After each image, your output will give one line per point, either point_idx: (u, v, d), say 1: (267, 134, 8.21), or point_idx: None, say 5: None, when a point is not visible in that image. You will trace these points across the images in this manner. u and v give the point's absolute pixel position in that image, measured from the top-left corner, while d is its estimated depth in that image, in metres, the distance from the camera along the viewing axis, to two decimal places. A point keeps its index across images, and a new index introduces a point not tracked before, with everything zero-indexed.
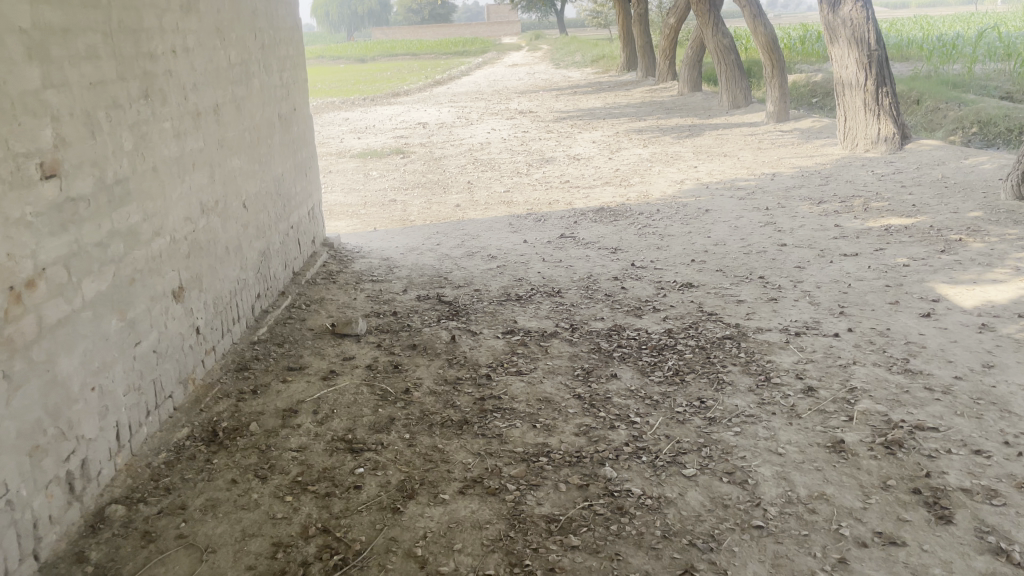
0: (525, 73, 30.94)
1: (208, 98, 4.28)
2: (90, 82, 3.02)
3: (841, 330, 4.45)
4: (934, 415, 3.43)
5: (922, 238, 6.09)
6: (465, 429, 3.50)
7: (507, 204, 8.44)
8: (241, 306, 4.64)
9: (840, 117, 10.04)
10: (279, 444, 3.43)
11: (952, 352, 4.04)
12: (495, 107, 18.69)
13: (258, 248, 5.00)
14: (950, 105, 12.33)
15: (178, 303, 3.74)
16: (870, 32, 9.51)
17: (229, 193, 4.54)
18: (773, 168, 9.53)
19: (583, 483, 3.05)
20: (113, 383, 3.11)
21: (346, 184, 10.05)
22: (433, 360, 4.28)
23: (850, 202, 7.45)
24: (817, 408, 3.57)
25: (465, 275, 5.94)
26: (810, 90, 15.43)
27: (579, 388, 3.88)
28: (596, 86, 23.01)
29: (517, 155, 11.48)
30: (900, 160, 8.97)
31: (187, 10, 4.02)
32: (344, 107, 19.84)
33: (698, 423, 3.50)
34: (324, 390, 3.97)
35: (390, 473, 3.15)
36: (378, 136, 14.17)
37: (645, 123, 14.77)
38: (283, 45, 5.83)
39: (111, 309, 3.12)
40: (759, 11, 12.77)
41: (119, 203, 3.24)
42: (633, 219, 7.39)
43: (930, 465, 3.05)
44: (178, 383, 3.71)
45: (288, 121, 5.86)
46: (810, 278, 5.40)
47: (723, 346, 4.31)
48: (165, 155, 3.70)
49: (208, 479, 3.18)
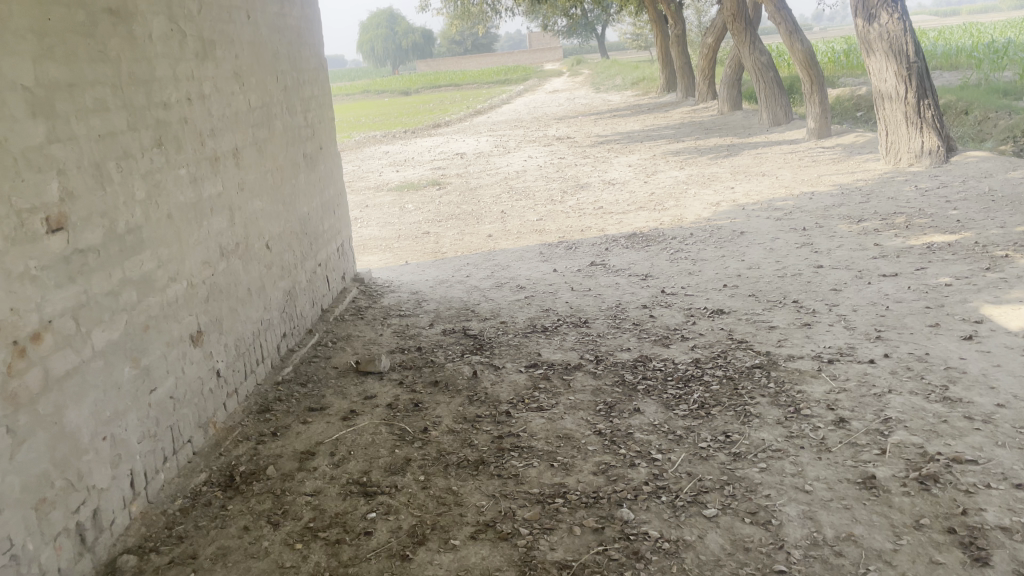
0: (565, 98, 31.02)
1: (227, 142, 4.33)
2: (98, 134, 3.06)
3: (877, 356, 4.27)
4: (973, 446, 3.25)
5: (966, 255, 5.85)
6: (481, 469, 3.43)
7: (540, 233, 8.41)
8: (266, 347, 4.65)
9: (882, 131, 9.79)
10: (294, 488, 3.41)
11: (995, 378, 3.84)
12: (534, 134, 18.73)
13: (283, 287, 5.02)
14: (1001, 114, 11.94)
15: (196, 347, 3.76)
16: (908, 44, 9.27)
17: (251, 235, 4.57)
18: (813, 186, 9.32)
19: (598, 526, 2.95)
20: (127, 432, 3.12)
21: (382, 217, 10.14)
22: (453, 397, 4.22)
23: (891, 220, 7.21)
24: (849, 441, 3.41)
25: (492, 307, 5.90)
26: (853, 104, 15.13)
27: (601, 424, 3.78)
28: (635, 109, 22.94)
29: (553, 182, 11.45)
30: (946, 173, 8.69)
31: (203, 58, 4.08)
32: (385, 141, 20.10)
33: (722, 459, 3.37)
34: (343, 431, 3.93)
35: (402, 518, 3.10)
36: (416, 168, 14.28)
37: (683, 144, 14.64)
38: (306, 86, 5.90)
39: (124, 357, 3.14)
40: (796, 27, 12.57)
41: (131, 252, 3.26)
42: (666, 244, 7.28)
43: (968, 502, 2.87)
44: (197, 428, 3.72)
45: (313, 160, 5.92)
46: (846, 301, 5.22)
47: (751, 376, 4.17)
48: (181, 202, 3.73)
49: (221, 527, 3.16)
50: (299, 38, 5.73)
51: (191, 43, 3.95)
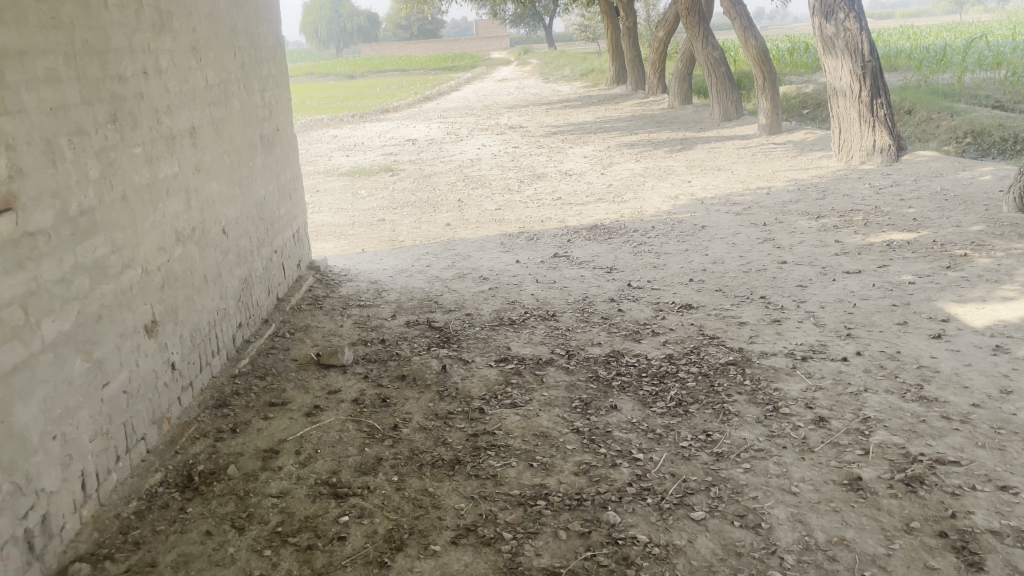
0: (514, 87, 30.85)
1: (183, 120, 4.08)
2: (50, 107, 2.82)
3: (850, 354, 4.26)
4: (954, 446, 3.24)
5: (925, 254, 5.91)
6: (457, 469, 3.29)
7: (498, 222, 8.27)
8: (221, 337, 4.41)
9: (836, 129, 9.89)
10: (259, 490, 3.21)
11: (967, 377, 3.86)
12: (485, 123, 18.53)
13: (238, 275, 4.77)
14: (943, 115, 12.23)
15: (150, 338, 3.52)
16: (864, 42, 9.37)
17: (207, 219, 4.32)
18: (769, 181, 9.38)
19: (584, 530, 2.84)
20: (78, 430, 2.89)
21: (334, 203, 9.86)
22: (423, 393, 4.06)
23: (849, 217, 7.27)
24: (830, 441, 3.37)
25: (456, 298, 5.75)
26: (801, 102, 15.36)
27: (578, 421, 3.68)
28: (586, 100, 22.92)
29: (509, 172, 11.32)
30: (897, 172, 8.83)
31: (160, 30, 3.82)
32: (333, 124, 19.70)
33: (705, 459, 3.30)
34: (308, 427, 3.75)
35: (377, 522, 2.94)
36: (367, 153, 13.98)
37: (637, 136, 14.65)
38: (264, 65, 5.63)
39: (75, 350, 2.90)
40: (750, 23, 12.63)
41: (84, 236, 3.02)
42: (628, 237, 7.22)
43: (956, 505, 2.86)
44: (151, 424, 3.49)
45: (270, 142, 5.66)
46: (813, 297, 5.22)
47: (727, 373, 4.11)
48: (136, 183, 3.49)
49: (182, 531, 2.95)
50: (257, 14, 5.46)
51: (147, 13, 3.69)
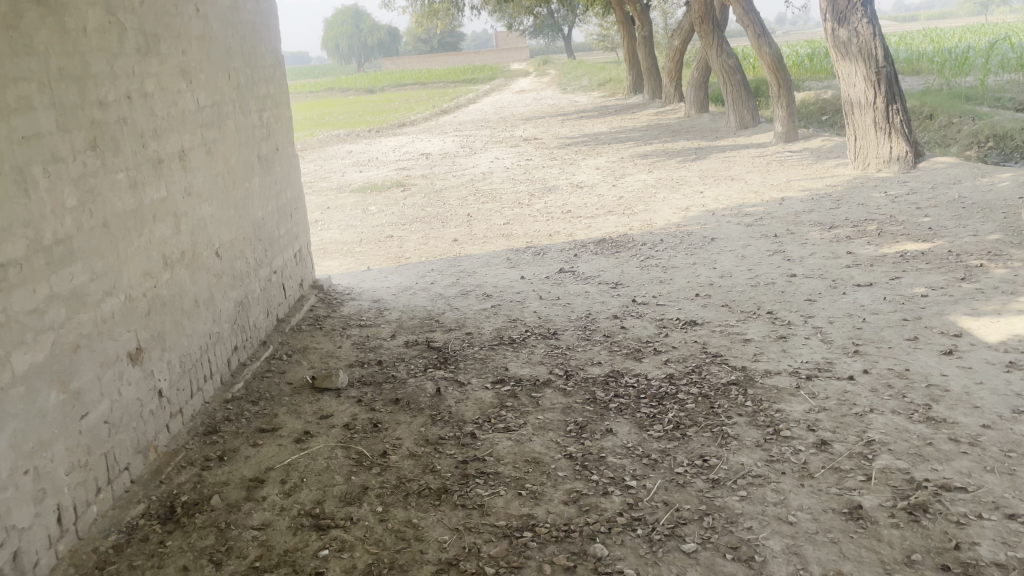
0: (531, 99, 30.82)
1: (172, 144, 4.04)
2: (22, 136, 2.78)
3: (856, 372, 4.12)
4: (962, 471, 3.10)
5: (940, 265, 5.74)
6: (444, 499, 3.20)
7: (506, 237, 8.20)
8: (214, 362, 4.36)
9: (851, 136, 9.72)
10: (240, 521, 3.14)
11: (978, 396, 3.70)
12: (500, 135, 18.48)
13: (233, 298, 4.72)
14: (964, 119, 11.99)
15: (135, 365, 3.47)
16: (877, 48, 9.21)
17: (199, 242, 4.28)
18: (783, 191, 9.23)
19: (569, 564, 2.73)
20: (53, 463, 2.84)
21: (344, 220, 9.84)
22: (415, 417, 3.98)
23: (863, 227, 7.11)
24: (832, 466, 3.24)
25: (458, 316, 5.67)
26: (819, 108, 15.15)
27: (571, 446, 3.58)
28: (602, 110, 22.82)
29: (520, 185, 11.25)
30: (914, 179, 8.64)
31: (146, 53, 3.80)
32: (348, 140, 19.76)
33: (700, 486, 3.18)
34: (296, 454, 3.68)
35: (357, 556, 2.86)
36: (381, 168, 13.98)
37: (652, 146, 14.53)
38: (262, 84, 5.61)
39: (49, 381, 2.85)
40: (763, 31, 12.48)
41: (60, 265, 2.97)
42: (636, 251, 7.11)
43: (960, 535, 2.72)
44: (136, 454, 3.44)
45: (269, 162, 5.62)
46: (822, 312, 5.08)
47: (728, 394, 3.98)
48: (119, 209, 3.44)
49: (158, 566, 2.89)
50: (253, 33, 5.44)
51: (132, 37, 3.67)
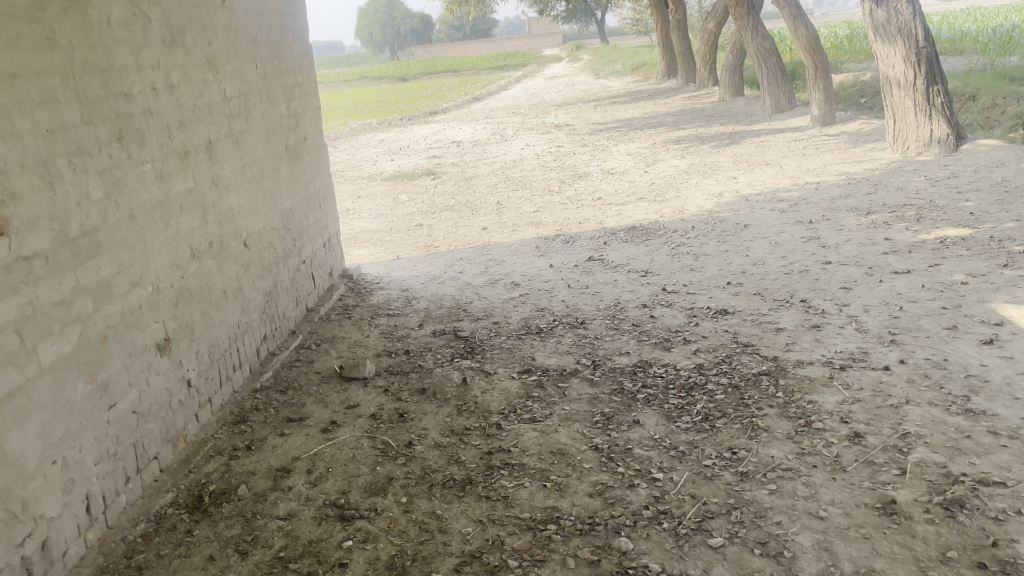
0: (564, 85, 30.62)
1: (198, 135, 4.05)
2: (46, 129, 2.80)
3: (892, 362, 4.01)
4: (1001, 465, 3.00)
5: (981, 251, 5.57)
6: (468, 490, 3.18)
7: (536, 225, 8.15)
8: (243, 351, 4.39)
9: (889, 119, 9.48)
10: (266, 511, 3.15)
11: (1019, 387, 3.58)
12: (532, 122, 18.37)
13: (262, 288, 4.74)
14: (1009, 100, 11.63)
15: (163, 356, 3.50)
16: (917, 27, 8.95)
17: (226, 233, 4.30)
18: (819, 175, 9.05)
19: (593, 558, 2.70)
20: (81, 453, 2.87)
21: (375, 208, 9.86)
22: (441, 407, 3.96)
23: (901, 212, 6.93)
24: (865, 459, 3.15)
25: (485, 305, 5.64)
26: (858, 91, 14.81)
27: (597, 437, 3.53)
28: (635, 95, 22.58)
29: (550, 172, 11.17)
30: (956, 163, 8.41)
31: (171, 45, 3.81)
32: (381, 128, 19.79)
33: (728, 479, 3.12)
34: (322, 444, 3.69)
35: (380, 547, 2.85)
36: (412, 157, 13.99)
37: (685, 131, 14.34)
38: (289, 74, 5.60)
39: (77, 372, 2.87)
40: (800, 12, 12.21)
41: (86, 257, 2.99)
42: (667, 238, 7.02)
43: (998, 532, 2.63)
44: (165, 443, 3.47)
45: (297, 151, 5.63)
46: (857, 300, 4.96)
47: (759, 384, 3.91)
48: (145, 201, 3.46)
49: (185, 556, 2.91)
50: (280, 23, 5.43)
51: (156, 29, 3.67)
